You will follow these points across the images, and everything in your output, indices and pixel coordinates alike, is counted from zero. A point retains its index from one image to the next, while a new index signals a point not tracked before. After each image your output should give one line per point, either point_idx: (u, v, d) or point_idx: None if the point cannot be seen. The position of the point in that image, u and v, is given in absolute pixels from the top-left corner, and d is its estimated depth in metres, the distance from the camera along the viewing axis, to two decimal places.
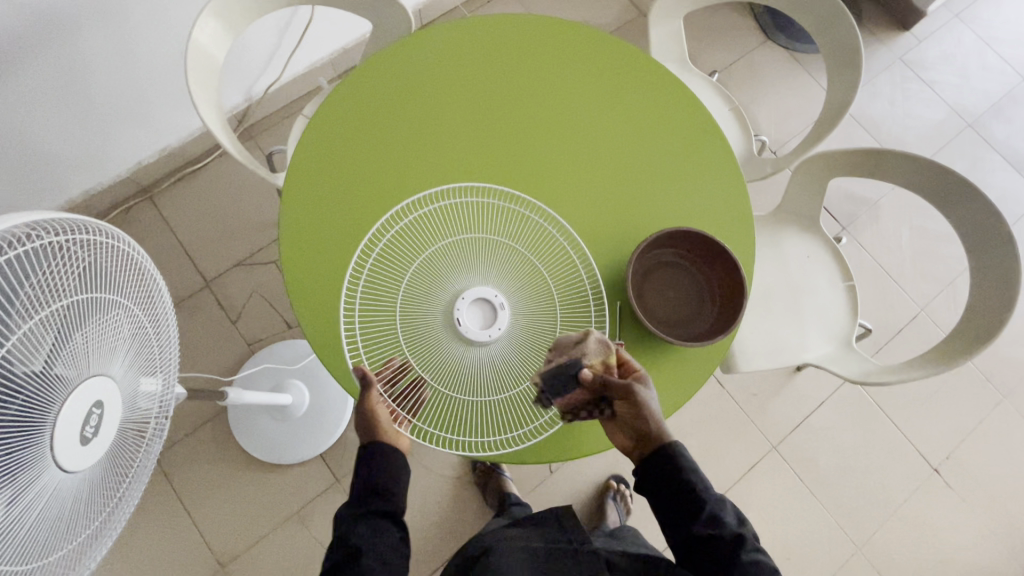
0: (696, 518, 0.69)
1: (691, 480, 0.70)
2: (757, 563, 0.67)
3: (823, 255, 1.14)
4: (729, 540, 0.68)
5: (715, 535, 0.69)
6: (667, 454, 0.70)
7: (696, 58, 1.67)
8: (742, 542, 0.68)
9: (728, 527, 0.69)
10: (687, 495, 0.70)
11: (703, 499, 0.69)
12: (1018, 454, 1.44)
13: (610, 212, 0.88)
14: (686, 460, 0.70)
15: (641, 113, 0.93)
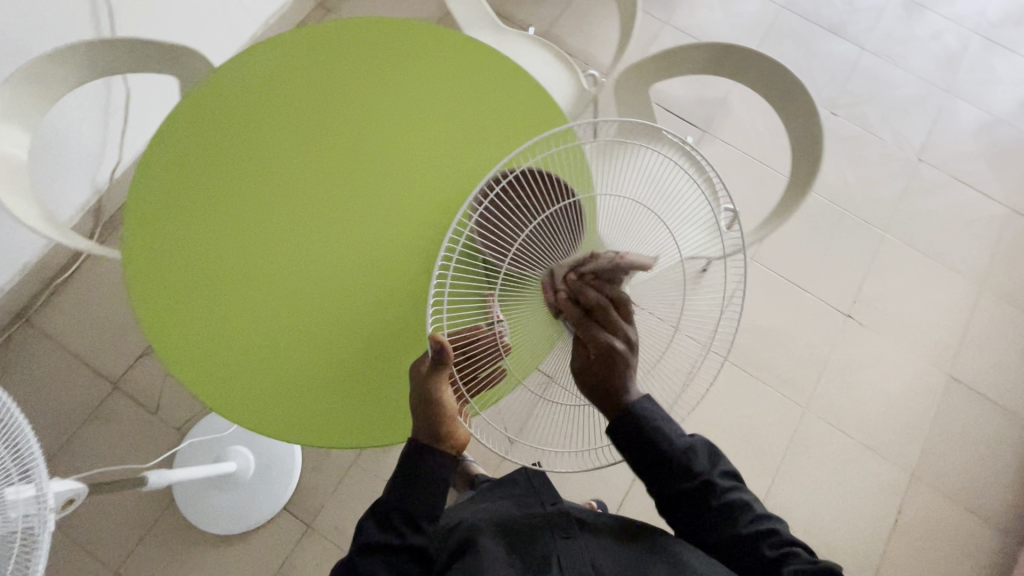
0: (670, 473, 0.73)
1: (663, 436, 0.71)
2: (731, 502, 0.72)
3: (675, 157, 1.22)
4: (705, 484, 0.72)
5: (691, 483, 0.72)
6: (644, 411, 0.70)
7: (524, 21, 1.74)
8: (717, 482, 0.73)
9: (702, 473, 0.73)
10: (661, 451, 0.72)
11: (676, 449, 0.72)
12: (913, 278, 1.57)
13: (442, 179, 0.92)
14: (659, 414, 0.71)
15: (441, 75, 0.99)
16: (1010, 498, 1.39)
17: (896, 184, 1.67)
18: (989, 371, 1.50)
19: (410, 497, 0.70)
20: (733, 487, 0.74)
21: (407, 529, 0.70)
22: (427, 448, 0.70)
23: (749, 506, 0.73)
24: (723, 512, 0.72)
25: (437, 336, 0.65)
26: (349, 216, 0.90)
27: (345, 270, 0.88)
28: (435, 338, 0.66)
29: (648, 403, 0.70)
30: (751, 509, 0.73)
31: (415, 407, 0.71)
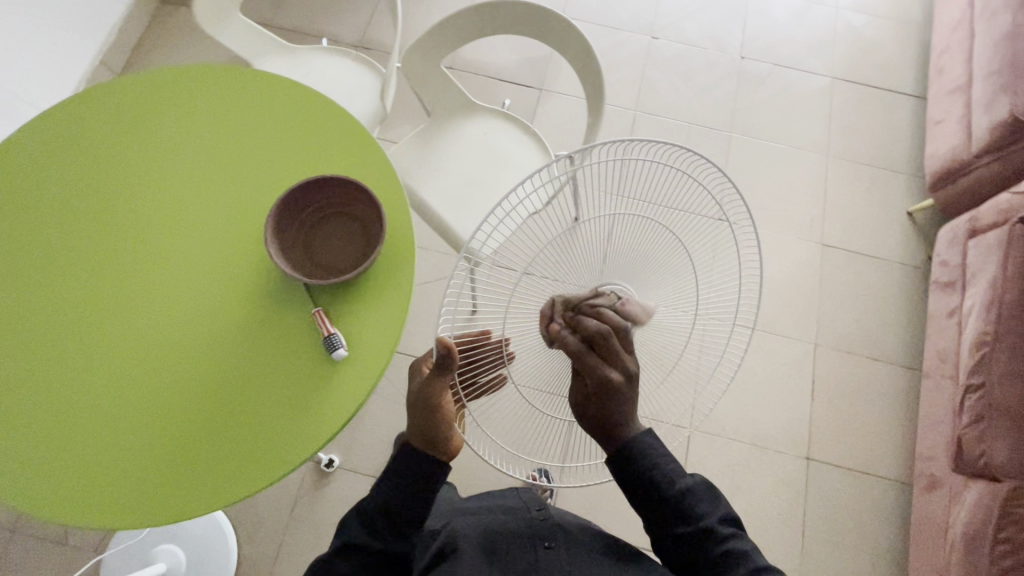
0: (673, 518, 0.71)
1: (659, 475, 0.72)
2: (730, 550, 0.69)
3: (496, 122, 1.24)
4: (699, 528, 0.70)
5: (687, 526, 0.71)
6: (639, 450, 0.72)
7: (336, 35, 1.73)
8: (714, 528, 0.70)
9: (701, 517, 0.71)
10: (657, 492, 0.72)
11: (673, 492, 0.71)
12: (767, 166, 1.66)
13: (241, 216, 0.88)
14: (657, 454, 0.73)
15: (195, 108, 0.94)
16: (903, 336, 1.49)
17: (729, 86, 1.75)
18: (855, 229, 1.60)
19: (399, 504, 0.77)
20: (735, 536, 0.70)
21: (393, 537, 0.76)
22: (420, 448, 0.80)
23: (752, 560, 0.68)
24: (718, 560, 0.69)
25: (445, 343, 0.72)
26: (153, 279, 0.86)
27: (161, 335, 0.83)
28: (444, 344, 0.72)
29: (645, 440, 0.73)
30: (751, 561, 0.68)
31: (415, 406, 0.80)
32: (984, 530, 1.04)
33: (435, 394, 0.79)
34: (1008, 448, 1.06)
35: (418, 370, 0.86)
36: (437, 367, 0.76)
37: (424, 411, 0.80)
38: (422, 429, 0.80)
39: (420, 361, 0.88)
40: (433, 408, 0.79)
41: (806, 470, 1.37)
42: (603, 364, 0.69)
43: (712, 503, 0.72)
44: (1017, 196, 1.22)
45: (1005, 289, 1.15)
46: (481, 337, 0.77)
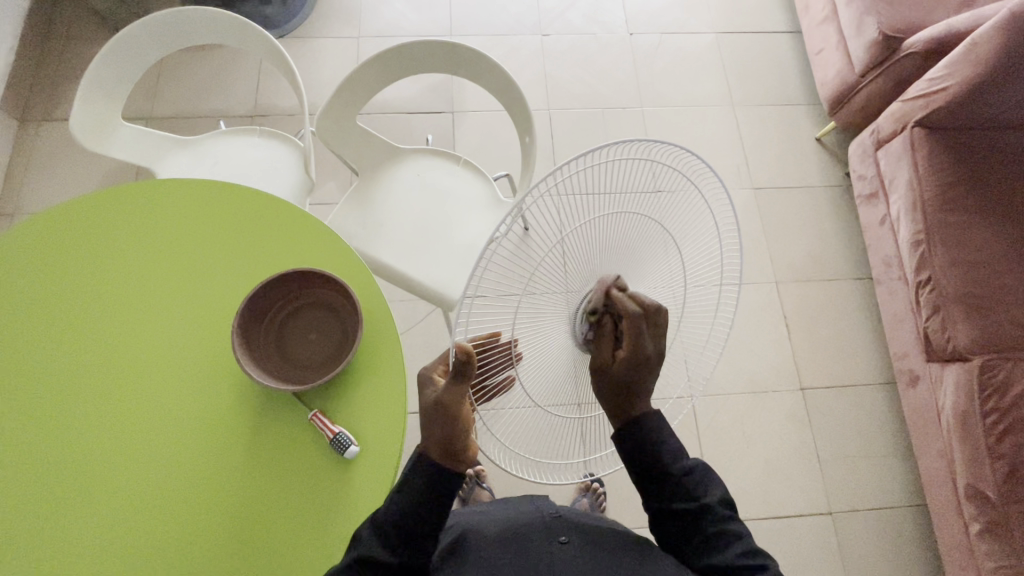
0: (675, 495, 0.72)
1: (665, 453, 0.72)
2: (725, 530, 0.70)
3: (424, 161, 1.21)
4: (699, 506, 0.71)
5: (686, 503, 0.71)
6: (649, 426, 0.72)
7: (227, 110, 1.63)
8: (713, 508, 0.71)
9: (701, 497, 0.72)
10: (661, 469, 0.72)
11: (675, 469, 0.72)
12: (683, 129, 1.73)
13: (196, 342, 0.81)
14: (665, 433, 0.73)
15: (106, 239, 0.86)
16: (846, 253, 1.61)
17: (627, 64, 1.81)
18: (777, 167, 1.70)
19: (409, 515, 0.68)
20: (730, 516, 0.71)
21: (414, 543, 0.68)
22: (440, 464, 0.70)
23: (745, 539, 0.70)
24: (712, 537, 0.70)
25: (464, 349, 0.59)
26: (119, 435, 0.77)
27: (146, 492, 0.75)
28: (462, 351, 0.59)
29: (654, 419, 0.72)
30: (745, 542, 0.69)
31: (431, 418, 0.69)
32: (971, 408, 1.13)
33: (453, 404, 0.67)
34: (967, 329, 1.17)
35: (428, 380, 0.71)
36: (452, 375, 0.64)
37: (443, 424, 0.69)
38: (441, 442, 0.70)
39: (429, 370, 0.72)
40: (452, 419, 0.68)
41: (803, 400, 1.45)
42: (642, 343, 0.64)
43: (711, 483, 0.73)
44: (906, 104, 1.34)
45: (922, 190, 1.28)
46: (491, 339, 0.64)
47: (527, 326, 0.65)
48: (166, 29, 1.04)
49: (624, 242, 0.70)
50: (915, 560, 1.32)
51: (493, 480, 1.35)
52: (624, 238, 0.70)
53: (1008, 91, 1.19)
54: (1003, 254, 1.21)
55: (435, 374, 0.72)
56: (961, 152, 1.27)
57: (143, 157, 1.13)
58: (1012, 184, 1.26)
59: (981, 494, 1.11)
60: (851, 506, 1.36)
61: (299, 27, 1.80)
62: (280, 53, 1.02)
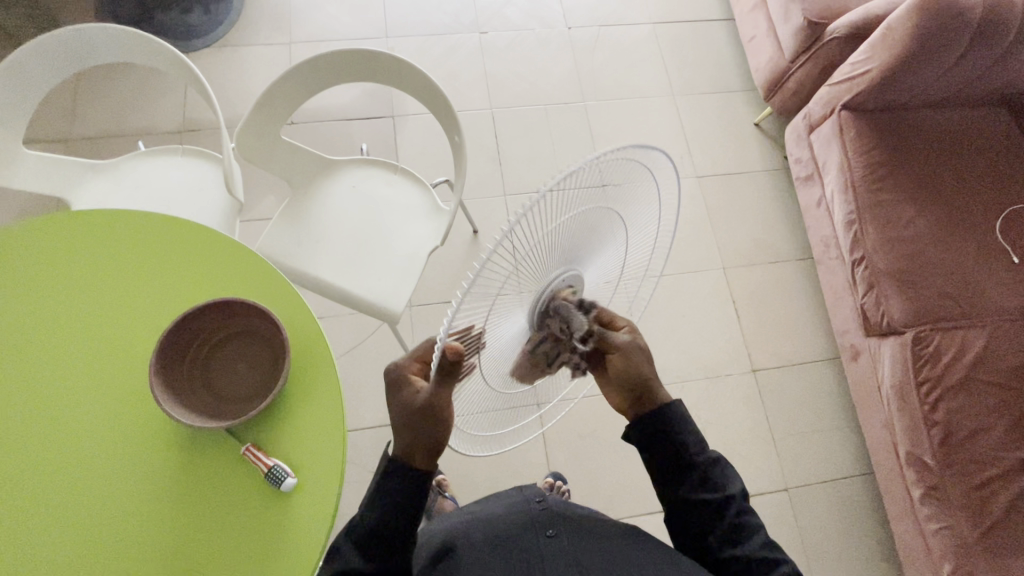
0: (702, 484, 0.71)
1: (691, 442, 0.72)
2: (748, 520, 0.70)
3: (360, 171, 1.17)
4: (723, 498, 0.70)
5: (710, 493, 0.70)
6: (678, 416, 0.72)
7: (149, 126, 1.55)
8: (737, 499, 0.70)
9: (725, 486, 0.71)
10: (688, 456, 0.72)
11: (703, 459, 0.72)
12: (625, 121, 1.74)
13: (112, 382, 0.76)
14: (691, 426, 0.73)
15: (9, 281, 0.80)
16: (788, 235, 1.65)
17: (567, 58, 1.80)
18: (718, 154, 1.73)
19: (390, 520, 0.68)
20: (749, 509, 0.71)
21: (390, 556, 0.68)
22: (421, 467, 0.69)
23: (762, 531, 0.70)
24: (734, 528, 0.69)
25: (455, 348, 0.54)
26: (33, 492, 0.72)
27: (68, 552, 0.70)
28: (451, 351, 0.54)
29: (679, 409, 0.73)
30: (762, 534, 0.69)
31: (413, 424, 0.65)
32: (907, 379, 1.18)
33: (437, 402, 0.62)
34: (900, 304, 1.21)
35: (405, 380, 0.67)
36: (438, 377, 0.59)
37: (426, 428, 0.65)
38: (424, 447, 0.67)
39: (404, 369, 0.68)
40: (437, 423, 0.64)
41: (755, 381, 1.49)
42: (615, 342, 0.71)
43: (731, 475, 0.73)
44: (833, 89, 1.38)
45: (852, 171, 1.32)
46: (467, 332, 0.56)
47: (499, 317, 0.60)
48: (64, 50, 0.98)
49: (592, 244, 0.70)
50: (865, 526, 1.38)
51: (456, 487, 1.34)
52: (593, 242, 0.69)
53: (923, 72, 1.24)
54: (929, 228, 1.26)
55: (410, 374, 0.69)
56: (884, 133, 1.32)
57: (56, 187, 1.07)
58: (933, 161, 1.31)
59: (920, 461, 1.16)
60: (805, 480, 1.41)
61: (226, 35, 1.72)
62: (192, 70, 0.97)
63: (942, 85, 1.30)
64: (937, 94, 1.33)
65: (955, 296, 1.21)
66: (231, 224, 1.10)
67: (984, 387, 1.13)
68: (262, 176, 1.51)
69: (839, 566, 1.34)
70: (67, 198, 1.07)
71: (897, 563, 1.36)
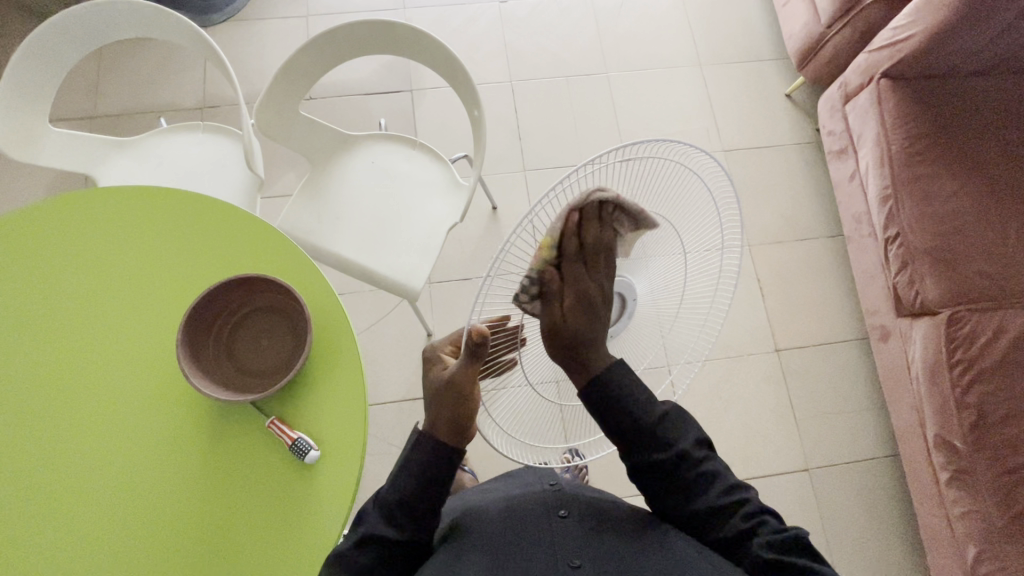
0: (649, 448, 0.70)
1: (633, 408, 0.70)
2: (705, 472, 0.70)
3: (378, 147, 1.16)
4: (676, 455, 0.70)
5: (661, 454, 0.70)
6: (614, 376, 0.70)
7: (169, 102, 1.56)
8: (689, 452, 0.70)
9: (676, 442, 0.71)
10: (633, 421, 0.70)
11: (648, 420, 0.70)
12: (649, 93, 1.68)
13: (143, 356, 0.79)
14: (626, 386, 0.70)
15: (41, 259, 0.82)
16: (817, 212, 1.60)
17: (589, 27, 1.74)
18: (747, 127, 1.67)
19: (417, 493, 0.68)
20: (704, 456, 0.71)
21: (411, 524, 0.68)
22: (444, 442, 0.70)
23: (721, 477, 0.70)
24: (692, 481, 0.70)
25: (480, 330, 0.58)
26: (70, 463, 0.75)
27: (109, 517, 0.74)
28: (477, 332, 0.58)
29: (617, 369, 0.70)
30: (723, 479, 0.70)
31: (439, 397, 0.68)
32: (939, 361, 1.14)
33: (463, 382, 0.66)
34: (936, 283, 1.17)
35: (436, 359, 0.73)
36: (466, 354, 0.62)
37: (449, 402, 0.68)
38: (448, 421, 0.69)
39: (437, 348, 0.74)
40: (459, 397, 0.67)
41: (778, 361, 1.46)
42: (586, 276, 0.63)
43: (681, 429, 0.72)
44: (872, 56, 1.30)
45: (889, 144, 1.26)
46: (501, 322, 0.63)
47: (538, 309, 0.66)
48: (85, 25, 0.98)
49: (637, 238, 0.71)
50: (889, 509, 1.36)
51: (476, 462, 1.36)
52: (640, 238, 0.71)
53: (971, 38, 1.17)
54: (970, 205, 1.20)
55: (442, 354, 0.74)
56: (926, 103, 1.25)
57: (82, 164, 1.09)
58: (978, 133, 1.24)
59: (949, 444, 1.13)
60: (828, 462, 1.39)
61: (243, 8, 1.70)
62: (209, 44, 0.96)
63: (990, 52, 1.22)
64: (986, 61, 1.25)
65: (994, 275, 1.16)
66: (251, 200, 1.11)
67: (1022, 370, 1.09)
68: (283, 152, 1.51)
69: (859, 547, 1.33)
70: (94, 175, 1.09)
71: (920, 546, 1.34)
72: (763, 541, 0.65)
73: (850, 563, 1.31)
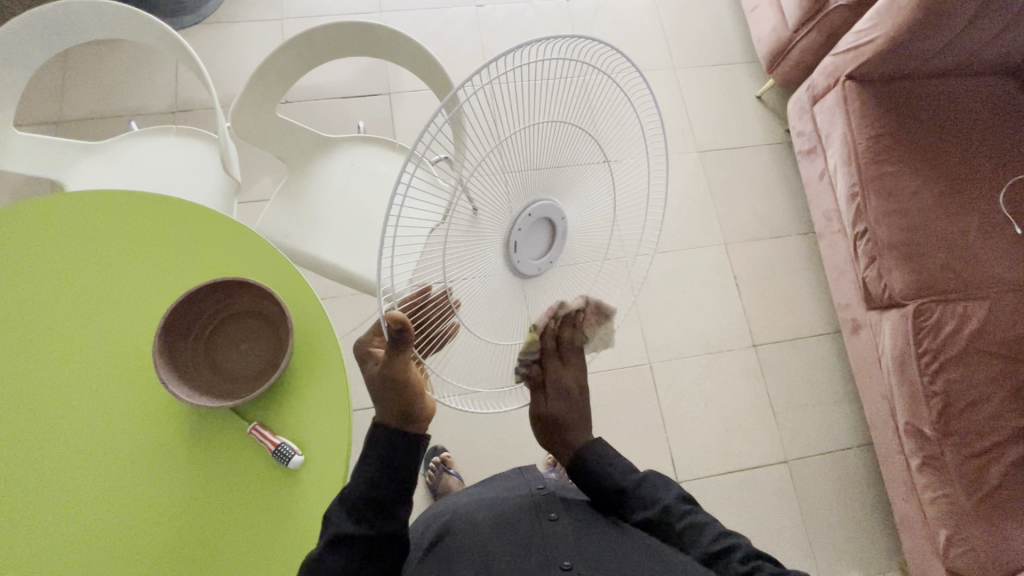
0: (630, 509, 0.73)
1: (614, 470, 0.75)
2: (692, 521, 0.70)
3: (357, 149, 1.16)
4: (659, 512, 0.71)
5: (646, 512, 0.72)
6: (594, 454, 0.75)
7: (140, 105, 1.52)
8: (673, 506, 0.72)
9: (657, 500, 0.73)
10: (609, 485, 0.74)
11: (629, 482, 0.74)
12: None
13: (118, 362, 0.77)
14: (608, 456, 0.76)
15: (11, 267, 0.79)
16: (790, 210, 1.65)
17: (567, 31, 1.76)
18: (720, 128, 1.71)
19: (387, 488, 0.67)
20: (690, 510, 0.72)
21: (386, 524, 0.66)
22: (400, 429, 0.69)
23: (712, 525, 0.70)
24: (681, 532, 0.69)
25: (395, 317, 0.55)
26: (43, 475, 0.73)
27: (86, 532, 0.71)
28: (393, 320, 0.55)
29: (600, 447, 0.76)
30: (712, 526, 0.70)
31: (380, 390, 0.65)
32: (907, 351, 1.19)
33: (399, 370, 0.63)
34: (902, 276, 1.21)
35: (367, 355, 0.68)
36: (389, 345, 0.60)
37: (394, 394, 0.65)
38: (396, 409, 0.67)
39: (365, 343, 0.69)
40: (403, 383, 0.64)
41: (755, 355, 1.50)
42: (563, 373, 0.72)
43: (663, 486, 0.75)
44: (838, 58, 1.35)
45: (856, 143, 1.30)
46: (422, 294, 0.60)
47: (461, 263, 0.57)
48: (51, 26, 0.95)
49: (569, 168, 0.64)
50: (864, 495, 1.41)
51: (461, 464, 1.35)
52: (567, 158, 0.63)
53: (928, 41, 1.22)
54: (931, 201, 1.25)
55: (373, 348, 0.69)
56: (888, 104, 1.30)
57: (48, 168, 1.05)
58: (937, 132, 1.30)
59: (919, 430, 1.17)
60: (805, 452, 1.42)
61: (216, 10, 1.67)
62: (182, 45, 0.94)
63: (946, 55, 1.28)
64: (942, 64, 1.31)
65: (956, 268, 1.21)
66: (228, 203, 1.09)
67: (983, 358, 1.14)
68: (259, 155, 1.49)
69: (836, 534, 1.37)
70: (63, 180, 1.06)
71: (893, 532, 1.39)
72: None
73: (828, 550, 1.35)
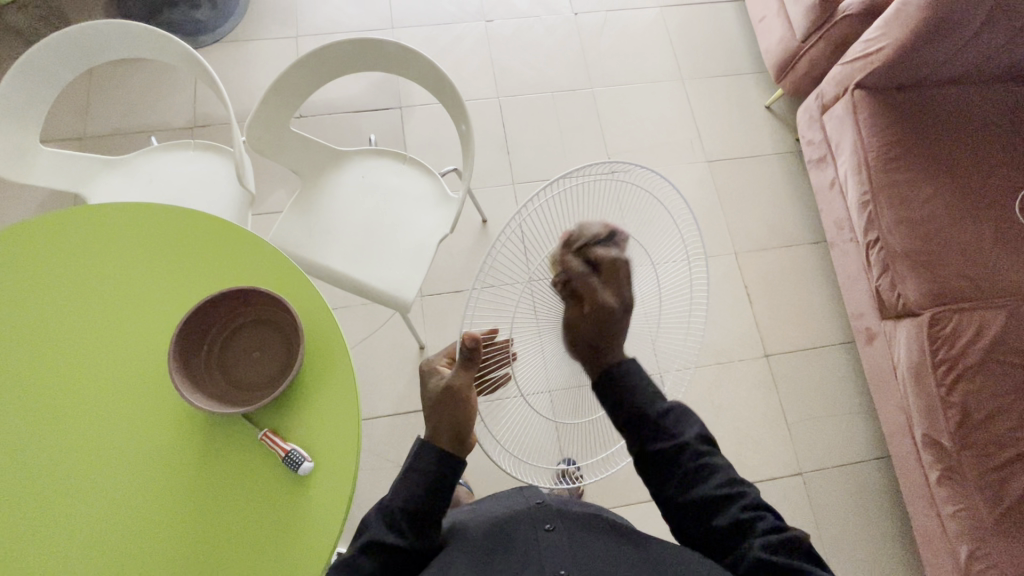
0: (652, 438, 0.70)
1: (640, 398, 0.72)
2: (706, 463, 0.69)
3: (368, 161, 1.18)
4: (679, 445, 0.70)
5: (664, 444, 0.70)
6: (626, 373, 0.73)
7: (159, 121, 1.57)
8: (694, 444, 0.70)
9: (679, 435, 0.71)
10: (640, 409, 0.71)
11: (653, 411, 0.71)
12: (633, 105, 1.72)
13: (133, 369, 0.78)
14: (638, 377, 0.73)
15: (32, 279, 0.82)
16: (801, 219, 1.64)
17: (574, 44, 1.78)
18: (728, 138, 1.71)
19: (422, 499, 0.71)
20: (708, 451, 0.71)
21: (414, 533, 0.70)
22: (445, 450, 0.74)
23: (724, 472, 0.69)
24: (694, 471, 0.69)
25: (473, 335, 0.70)
26: (61, 481, 0.74)
27: (100, 539, 0.73)
28: (470, 338, 0.70)
29: (633, 367, 0.74)
30: (722, 471, 0.69)
31: (437, 404, 0.75)
32: (923, 361, 1.17)
33: (461, 387, 0.75)
34: (916, 284, 1.20)
35: (432, 370, 0.80)
36: (461, 360, 0.74)
37: (449, 411, 0.75)
38: (450, 426, 0.75)
39: (433, 362, 0.82)
40: (461, 401, 0.75)
41: (768, 365, 1.48)
42: None
43: (687, 421, 0.72)
44: (846, 67, 1.35)
45: (866, 152, 1.30)
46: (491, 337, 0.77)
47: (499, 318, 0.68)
48: (76, 47, 0.99)
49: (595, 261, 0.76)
50: (882, 510, 1.37)
51: (470, 474, 1.35)
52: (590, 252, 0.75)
53: (938, 49, 1.22)
54: (945, 209, 1.23)
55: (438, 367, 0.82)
56: (898, 112, 1.30)
57: (72, 181, 1.09)
58: (949, 140, 1.28)
59: (937, 442, 1.14)
60: (820, 464, 1.40)
61: (233, 30, 1.73)
62: (199, 62, 0.98)
63: (957, 63, 1.27)
64: (953, 71, 1.30)
65: (971, 276, 1.19)
66: (242, 215, 1.12)
67: (1001, 368, 1.12)
68: (274, 169, 1.53)
69: (854, 549, 1.34)
70: (85, 194, 1.10)
71: (914, 548, 1.35)
72: (762, 543, 0.64)
73: (847, 565, 1.32)
